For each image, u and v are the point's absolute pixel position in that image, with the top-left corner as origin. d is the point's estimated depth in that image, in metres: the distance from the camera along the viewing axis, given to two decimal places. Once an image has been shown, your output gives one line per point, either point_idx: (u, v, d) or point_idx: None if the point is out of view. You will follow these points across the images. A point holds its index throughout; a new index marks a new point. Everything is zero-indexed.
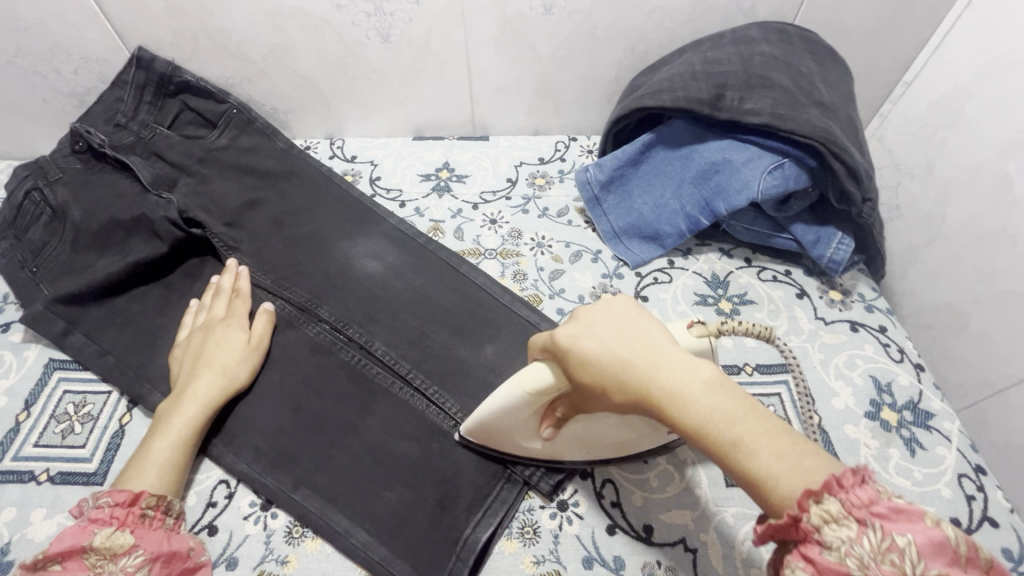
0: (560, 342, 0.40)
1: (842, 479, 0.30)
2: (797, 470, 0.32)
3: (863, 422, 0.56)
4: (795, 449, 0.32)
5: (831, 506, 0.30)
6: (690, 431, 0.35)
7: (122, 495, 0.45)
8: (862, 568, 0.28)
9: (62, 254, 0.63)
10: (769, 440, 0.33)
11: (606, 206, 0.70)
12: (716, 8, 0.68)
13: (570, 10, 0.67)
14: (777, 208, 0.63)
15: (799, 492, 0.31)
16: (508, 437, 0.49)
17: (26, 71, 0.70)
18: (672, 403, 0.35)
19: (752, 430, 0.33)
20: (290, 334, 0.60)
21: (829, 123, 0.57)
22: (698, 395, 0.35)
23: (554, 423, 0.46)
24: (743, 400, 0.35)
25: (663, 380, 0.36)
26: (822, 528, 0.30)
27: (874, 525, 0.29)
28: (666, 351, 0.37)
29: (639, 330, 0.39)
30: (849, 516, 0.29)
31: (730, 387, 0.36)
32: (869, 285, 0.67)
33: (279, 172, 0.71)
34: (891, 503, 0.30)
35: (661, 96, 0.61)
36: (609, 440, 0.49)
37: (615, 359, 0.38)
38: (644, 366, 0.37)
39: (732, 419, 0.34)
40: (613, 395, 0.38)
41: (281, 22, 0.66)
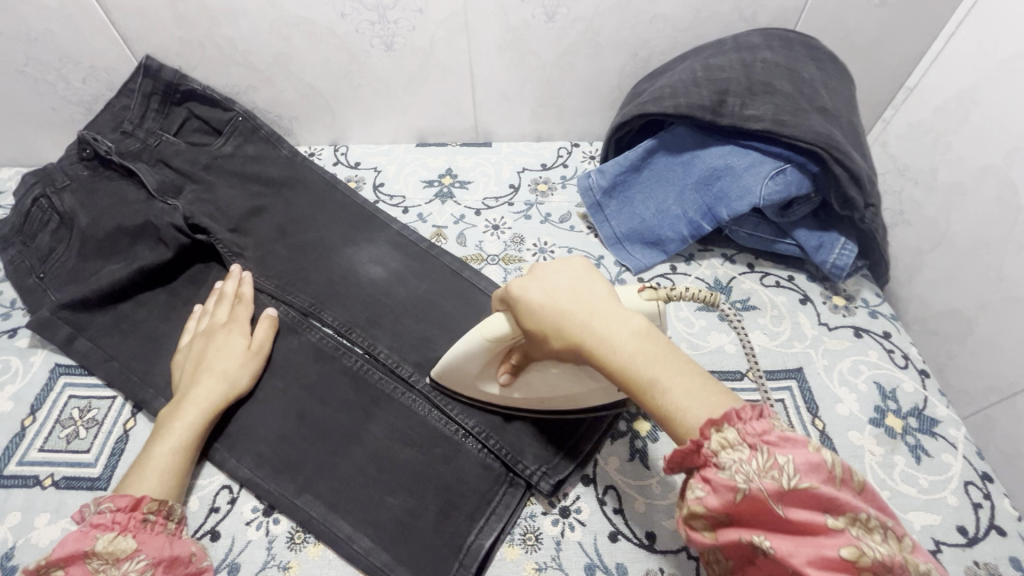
0: (511, 292, 0.42)
1: (742, 411, 0.34)
2: (704, 404, 0.35)
3: (868, 428, 0.55)
4: (705, 387, 0.36)
5: (730, 434, 0.33)
6: (617, 372, 0.38)
7: (123, 500, 0.45)
8: (748, 484, 0.32)
9: (69, 260, 0.63)
10: (684, 382, 0.36)
11: (607, 211, 0.70)
12: (718, 15, 0.68)
13: (572, 17, 0.67)
14: (779, 213, 0.63)
15: (702, 422, 0.34)
16: (474, 385, 0.52)
17: (36, 80, 0.71)
18: (602, 346, 0.38)
19: (671, 372, 0.36)
20: (294, 339, 0.60)
21: (831, 128, 0.57)
22: (626, 341, 0.38)
23: (511, 371, 0.48)
24: (667, 346, 0.38)
25: (597, 327, 0.39)
26: (720, 452, 0.33)
27: (763, 449, 0.32)
28: (606, 305, 0.40)
29: (584, 283, 0.41)
30: (744, 442, 0.33)
31: (657, 335, 0.38)
32: (873, 290, 0.66)
33: (284, 179, 0.72)
34: (783, 432, 0.33)
35: (662, 103, 0.61)
36: (566, 395, 0.51)
37: (557, 309, 0.40)
38: (582, 314, 0.39)
39: (653, 360, 0.37)
40: (553, 341, 0.40)
41: (286, 31, 0.67)
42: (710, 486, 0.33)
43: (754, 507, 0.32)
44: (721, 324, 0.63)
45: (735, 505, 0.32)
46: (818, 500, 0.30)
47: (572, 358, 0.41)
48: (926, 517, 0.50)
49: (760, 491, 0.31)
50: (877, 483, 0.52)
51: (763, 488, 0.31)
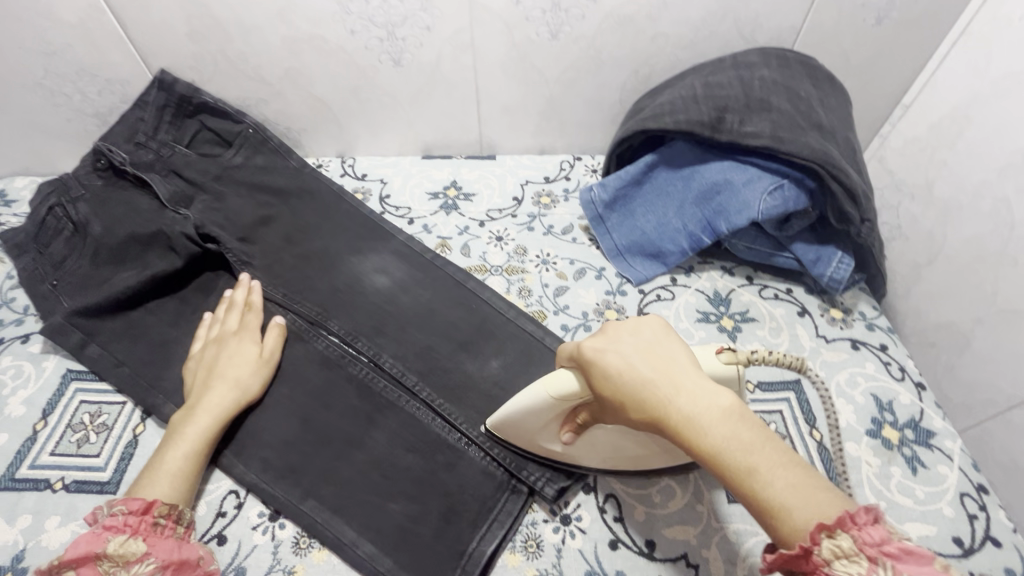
0: (589, 357, 0.43)
1: (856, 516, 0.31)
2: (810, 502, 0.33)
3: (865, 440, 0.56)
4: (808, 481, 0.34)
5: (845, 543, 0.31)
6: (705, 454, 0.36)
7: (135, 503, 0.46)
8: None
9: (82, 267, 0.65)
10: (787, 474, 0.34)
11: (609, 224, 0.71)
12: (717, 34, 0.70)
13: (575, 35, 0.69)
14: (777, 227, 0.64)
15: (812, 526, 0.32)
16: (535, 441, 0.52)
17: (53, 92, 0.73)
18: (690, 425, 0.37)
19: (769, 461, 0.35)
20: (300, 347, 0.62)
21: (828, 145, 0.58)
22: (715, 419, 0.37)
23: (578, 429, 0.48)
24: (760, 430, 0.37)
25: (682, 401, 0.38)
26: (833, 561, 0.31)
27: (886, 564, 0.29)
28: (688, 376, 0.39)
29: (664, 350, 0.41)
30: (862, 553, 0.30)
31: (748, 416, 0.37)
32: (871, 303, 0.67)
33: (292, 190, 0.74)
34: (904, 543, 0.30)
35: (662, 119, 0.63)
36: (629, 453, 0.50)
37: (640, 378, 0.40)
38: (666, 387, 0.39)
39: (750, 447, 0.36)
40: (633, 413, 0.40)
41: (297, 46, 0.69)
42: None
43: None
44: (720, 335, 0.64)
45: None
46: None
47: (653, 432, 0.40)
48: (923, 528, 0.51)
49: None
50: (874, 494, 0.53)
51: None
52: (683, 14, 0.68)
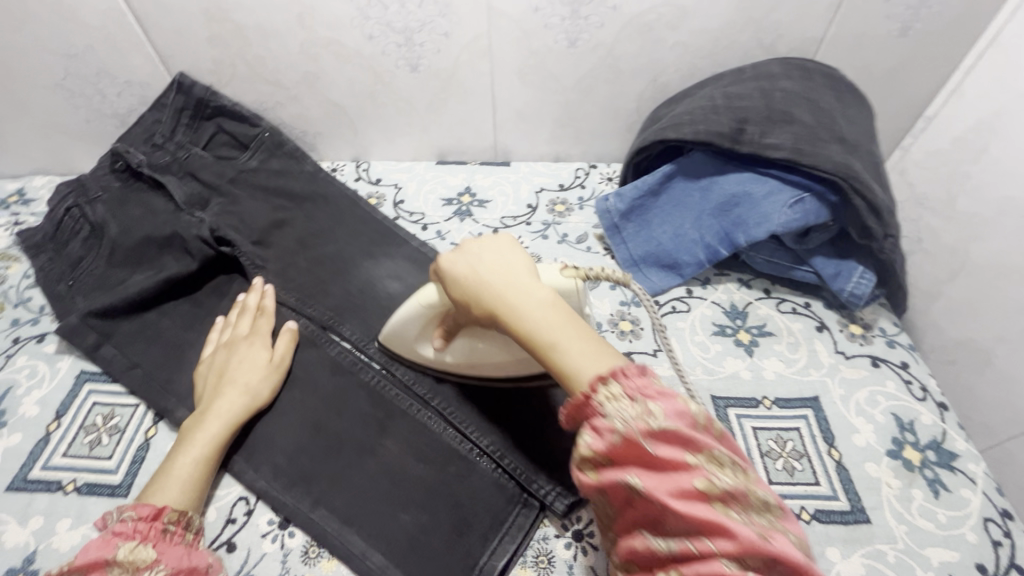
0: (440, 263, 0.47)
1: (627, 369, 0.38)
2: (597, 365, 0.40)
3: (885, 460, 0.55)
4: (596, 348, 0.41)
5: (615, 387, 0.38)
6: (522, 336, 0.42)
7: (145, 509, 0.47)
8: (625, 427, 0.36)
9: (98, 268, 0.65)
10: (582, 346, 0.41)
11: (625, 234, 0.71)
12: (738, 43, 0.69)
13: (594, 43, 0.69)
14: (797, 240, 0.63)
15: (592, 377, 0.39)
16: (412, 348, 0.57)
17: (73, 93, 0.74)
18: (512, 313, 0.43)
19: (570, 336, 0.41)
20: (312, 353, 0.61)
21: (851, 159, 0.57)
22: (534, 308, 0.42)
23: (444, 336, 0.53)
24: (569, 315, 0.43)
25: (508, 296, 0.43)
26: (605, 403, 0.37)
27: (640, 399, 0.37)
28: (520, 277, 0.44)
29: (506, 256, 0.46)
30: (624, 392, 0.37)
31: (560, 304, 0.43)
32: (891, 319, 0.66)
33: (307, 195, 0.74)
34: (660, 387, 0.38)
35: (682, 129, 0.62)
36: (494, 364, 0.54)
37: (480, 279, 0.45)
38: (498, 285, 0.44)
39: (557, 328, 0.42)
40: (473, 309, 0.45)
41: (315, 51, 0.69)
42: (596, 433, 0.37)
43: (629, 450, 0.36)
44: (737, 350, 0.63)
45: (615, 449, 0.36)
46: (681, 441, 0.35)
47: (488, 324, 0.45)
48: (945, 554, 0.49)
49: (634, 433, 0.36)
50: (894, 517, 0.51)
51: (637, 430, 0.35)
52: (703, 23, 0.67)
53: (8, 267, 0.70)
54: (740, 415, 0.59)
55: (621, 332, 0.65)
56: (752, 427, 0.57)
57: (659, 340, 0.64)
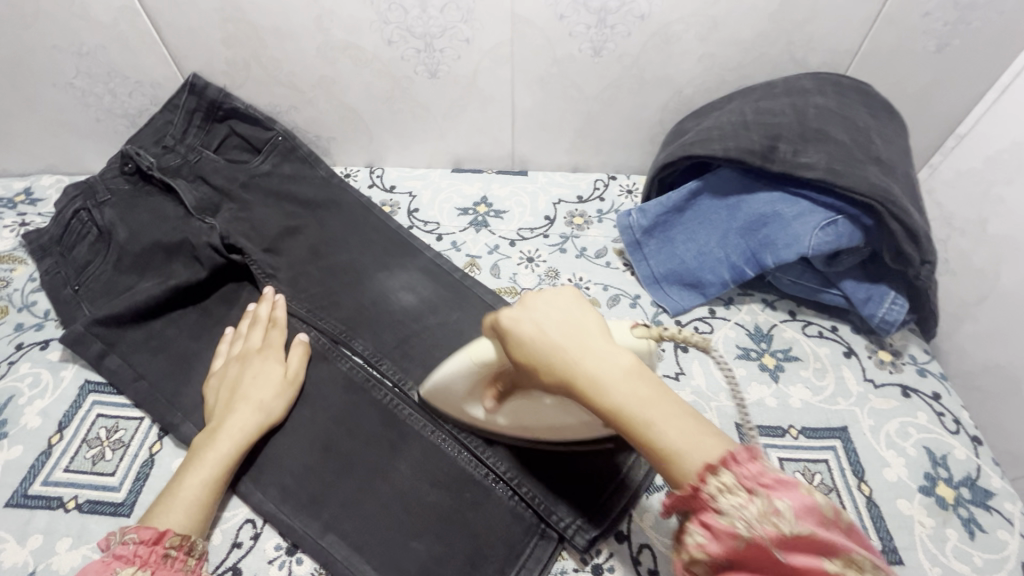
0: (501, 322, 0.40)
1: (739, 454, 0.32)
2: (703, 449, 0.33)
3: (917, 497, 0.53)
4: (701, 429, 0.34)
5: (727, 478, 0.32)
6: (610, 413, 0.36)
7: (147, 532, 0.45)
8: (748, 530, 0.31)
9: (105, 274, 0.63)
10: (683, 425, 0.34)
11: (646, 250, 0.69)
12: (768, 56, 0.67)
13: (619, 53, 0.67)
14: (826, 263, 0.61)
15: (702, 466, 0.33)
16: (456, 404, 0.51)
17: (83, 92, 0.72)
18: (595, 387, 0.36)
19: (668, 415, 0.35)
20: (324, 368, 0.59)
21: (888, 181, 0.55)
22: (621, 380, 0.36)
23: (496, 396, 0.47)
24: (658, 385, 0.36)
25: (588, 365, 0.37)
26: (718, 498, 0.32)
27: (762, 494, 0.31)
28: (599, 340, 0.38)
29: (579, 315, 0.39)
30: (742, 486, 0.31)
31: (647, 372, 0.37)
32: (921, 346, 0.64)
33: (320, 201, 0.72)
34: (777, 474, 0.32)
35: (711, 145, 0.60)
36: (549, 422, 0.48)
37: (552, 346, 0.38)
38: (574, 350, 0.37)
39: (651, 405, 0.35)
40: (544, 379, 0.38)
41: (332, 55, 0.67)
42: (711, 532, 0.32)
43: (755, 554, 0.31)
44: (762, 375, 0.61)
45: (737, 552, 0.31)
46: (815, 545, 0.30)
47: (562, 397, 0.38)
48: None
49: (761, 538, 0.30)
50: (927, 559, 0.49)
51: (764, 534, 0.30)
52: (733, 34, 0.65)
53: (13, 269, 0.69)
54: (765, 444, 0.57)
55: None
56: (778, 458, 0.55)
57: (681, 362, 0.62)
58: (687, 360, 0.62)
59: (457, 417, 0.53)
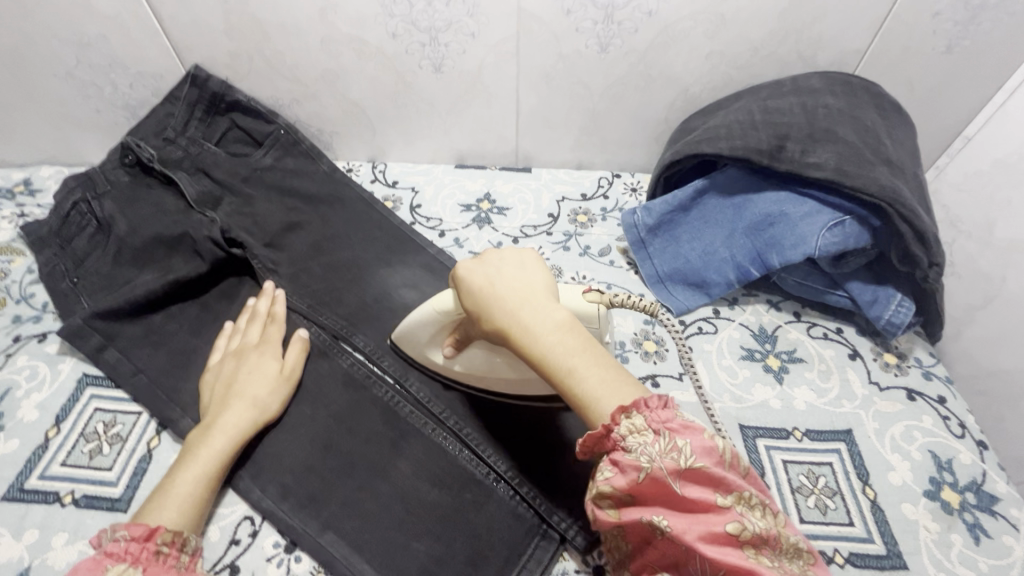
0: (456, 272, 0.45)
1: (652, 402, 0.37)
2: (616, 395, 0.39)
3: (923, 501, 0.52)
4: (616, 377, 0.40)
5: (638, 421, 0.37)
6: (536, 361, 0.41)
7: (138, 529, 0.43)
8: (651, 463, 0.36)
9: (104, 267, 0.63)
10: (601, 373, 0.40)
11: (651, 249, 0.68)
12: (776, 55, 0.67)
13: (626, 50, 0.66)
14: (832, 264, 0.60)
15: (614, 408, 0.38)
16: (422, 351, 0.55)
17: (84, 83, 0.71)
18: (527, 336, 0.41)
19: (588, 363, 0.40)
20: (324, 365, 0.59)
21: (897, 182, 0.54)
22: (550, 332, 0.41)
23: (456, 346, 0.50)
24: (583, 339, 0.41)
25: (523, 317, 0.42)
26: (628, 437, 0.37)
27: (665, 434, 0.36)
28: (538, 297, 0.43)
29: (527, 274, 0.44)
30: (649, 428, 0.37)
31: (576, 328, 0.42)
32: (927, 350, 0.63)
33: (321, 196, 0.71)
34: (683, 420, 0.37)
35: (718, 143, 0.60)
36: (501, 378, 0.52)
37: (495, 298, 0.43)
38: (513, 304, 0.42)
39: (575, 355, 0.40)
40: (485, 327, 0.43)
41: (335, 48, 0.66)
42: (618, 468, 0.37)
43: (654, 484, 0.36)
44: (767, 376, 0.60)
45: (639, 486, 0.36)
46: (707, 479, 0.35)
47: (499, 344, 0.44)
48: None
49: (659, 469, 0.36)
50: (932, 564, 0.49)
51: (663, 466, 0.35)
52: (742, 31, 0.64)
53: (12, 261, 0.68)
54: (769, 446, 0.56)
55: (644, 353, 0.62)
56: (783, 460, 0.55)
57: (685, 362, 0.62)
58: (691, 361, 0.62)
59: (424, 366, 0.57)
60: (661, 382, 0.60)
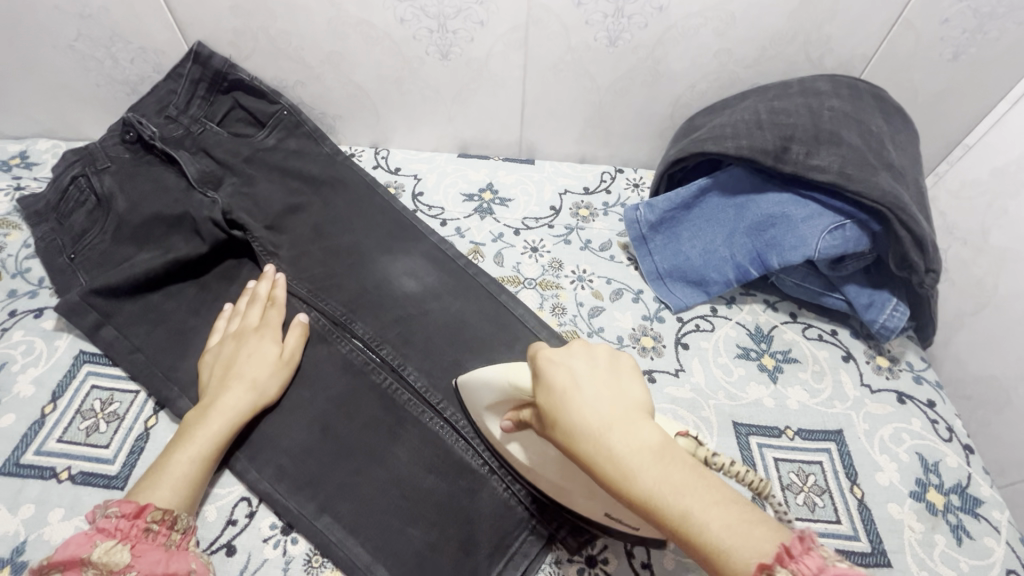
0: (538, 365, 0.40)
1: (794, 550, 0.29)
2: (748, 539, 0.30)
3: (908, 502, 0.53)
4: (747, 518, 0.31)
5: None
6: (633, 498, 0.33)
7: (129, 506, 0.44)
8: None
9: (103, 244, 0.62)
10: (722, 512, 0.31)
11: (652, 246, 0.68)
12: (784, 55, 0.67)
13: (635, 44, 0.66)
14: (830, 266, 0.61)
15: (753, 565, 0.29)
16: (478, 413, 0.51)
17: (84, 56, 0.70)
18: (618, 464, 0.34)
19: (703, 501, 0.32)
20: (323, 350, 0.59)
21: (899, 187, 0.55)
22: (648, 461, 0.34)
23: (515, 424, 0.45)
24: (692, 466, 0.34)
25: (615, 442, 0.35)
26: None
27: None
28: (630, 407, 0.37)
29: (621, 384, 0.38)
30: None
31: (680, 454, 0.35)
32: (919, 354, 0.64)
33: (323, 179, 0.71)
34: (840, 566, 0.28)
35: (723, 142, 0.60)
36: (561, 481, 0.46)
37: (583, 411, 0.37)
38: (602, 421, 0.36)
39: (684, 490, 0.33)
40: (565, 443, 0.37)
41: (342, 30, 0.66)
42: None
43: None
44: (760, 375, 0.61)
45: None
46: None
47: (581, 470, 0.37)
48: None
49: None
50: (914, 562, 0.50)
51: None
52: (751, 30, 0.64)
53: (8, 234, 0.67)
54: (761, 444, 0.57)
55: (642, 348, 0.63)
56: (773, 458, 0.56)
57: (681, 359, 0.62)
58: (687, 357, 0.62)
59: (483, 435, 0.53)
60: (657, 378, 0.61)
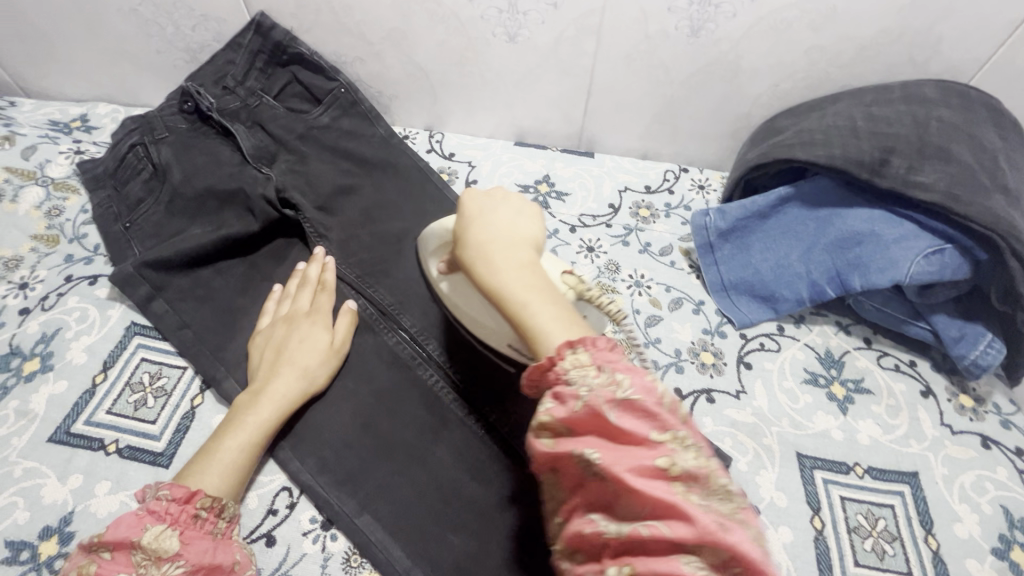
0: (460, 197, 0.47)
1: (598, 339, 0.36)
2: (567, 330, 0.37)
3: (989, 559, 0.49)
4: (571, 320, 0.38)
5: (583, 355, 0.35)
6: (488, 286, 0.41)
7: (180, 491, 0.43)
8: (589, 395, 0.33)
9: (157, 214, 0.62)
10: (551, 311, 0.39)
11: (719, 254, 0.64)
12: (885, 55, 0.60)
13: (718, 35, 0.61)
14: (918, 293, 0.55)
15: (562, 342, 0.36)
16: (424, 259, 0.56)
17: (147, 21, 0.69)
18: (488, 270, 0.41)
19: (540, 300, 0.39)
20: (370, 340, 0.57)
21: (1015, 214, 0.49)
22: (510, 270, 0.41)
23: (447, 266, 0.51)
24: (546, 282, 0.41)
25: (493, 250, 0.42)
26: (570, 368, 0.35)
27: (609, 369, 0.34)
28: (517, 238, 0.43)
29: (519, 220, 0.45)
30: (593, 362, 0.35)
31: (542, 274, 0.41)
32: (1008, 395, 0.58)
33: (376, 161, 0.68)
34: (629, 363, 0.35)
35: (813, 149, 0.55)
36: (477, 323, 0.51)
37: (477, 229, 0.44)
38: (488, 237, 0.43)
39: (529, 292, 0.39)
40: (458, 250, 0.44)
41: (407, 6, 0.62)
42: (559, 401, 0.35)
43: (592, 420, 0.33)
44: (830, 405, 0.57)
45: (578, 420, 0.34)
46: (645, 417, 0.33)
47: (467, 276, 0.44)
48: None
49: (598, 403, 0.33)
50: None
51: (601, 398, 0.33)
52: (852, 26, 0.58)
53: (67, 199, 0.68)
54: (827, 480, 0.53)
55: (701, 364, 0.59)
56: (841, 496, 0.52)
57: (744, 380, 0.58)
58: (750, 378, 0.58)
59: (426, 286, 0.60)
60: (716, 398, 0.57)
